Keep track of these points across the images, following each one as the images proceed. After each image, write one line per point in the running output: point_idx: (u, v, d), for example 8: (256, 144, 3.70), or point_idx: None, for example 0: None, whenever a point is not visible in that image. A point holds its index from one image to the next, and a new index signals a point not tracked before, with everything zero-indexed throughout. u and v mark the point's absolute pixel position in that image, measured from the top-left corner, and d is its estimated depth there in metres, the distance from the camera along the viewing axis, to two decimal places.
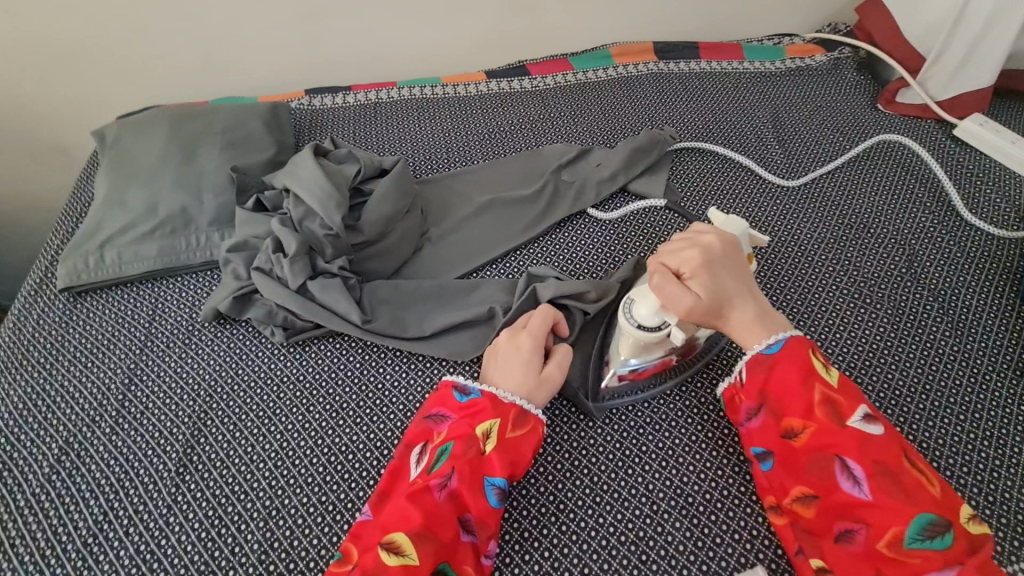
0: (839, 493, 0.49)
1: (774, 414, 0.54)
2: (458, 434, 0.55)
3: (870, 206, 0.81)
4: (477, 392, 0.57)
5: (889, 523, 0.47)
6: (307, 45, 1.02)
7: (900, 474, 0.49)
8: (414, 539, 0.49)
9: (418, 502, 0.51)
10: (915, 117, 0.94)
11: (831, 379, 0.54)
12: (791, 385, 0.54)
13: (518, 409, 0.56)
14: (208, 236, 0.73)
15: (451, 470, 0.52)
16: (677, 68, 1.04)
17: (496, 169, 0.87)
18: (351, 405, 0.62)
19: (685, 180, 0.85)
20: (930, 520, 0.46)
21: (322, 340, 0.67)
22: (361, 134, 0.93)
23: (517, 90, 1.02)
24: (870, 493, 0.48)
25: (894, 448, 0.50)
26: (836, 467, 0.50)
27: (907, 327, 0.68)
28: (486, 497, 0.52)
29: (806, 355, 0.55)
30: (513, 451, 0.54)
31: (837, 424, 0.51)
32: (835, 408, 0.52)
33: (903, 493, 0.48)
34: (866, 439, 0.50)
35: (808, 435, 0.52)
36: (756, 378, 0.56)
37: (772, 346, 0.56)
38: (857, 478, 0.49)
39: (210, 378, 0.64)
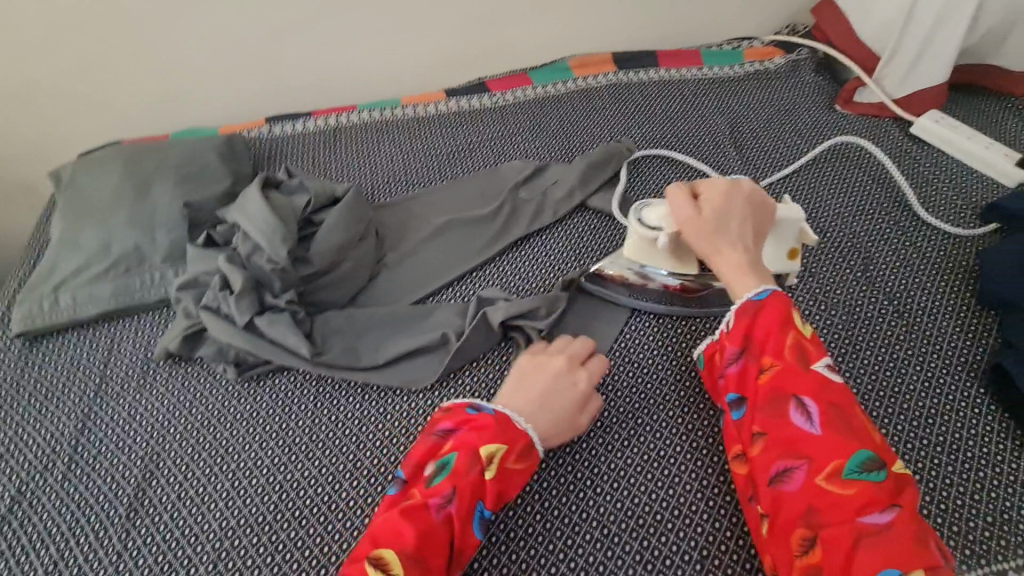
0: (790, 428, 0.49)
1: (751, 358, 0.54)
2: (461, 449, 0.53)
3: (828, 210, 0.81)
4: (492, 411, 0.56)
5: (828, 458, 0.47)
6: (265, 73, 1.02)
7: (849, 415, 0.49)
8: (404, 562, 0.47)
9: (413, 517, 0.49)
10: (875, 117, 0.93)
11: (804, 330, 0.54)
12: (766, 330, 0.54)
13: (526, 442, 0.55)
14: (162, 274, 0.73)
15: (450, 489, 0.51)
16: (637, 78, 1.05)
17: (454, 190, 0.87)
18: (304, 440, 0.62)
19: (643, 192, 0.85)
20: (869, 459, 0.46)
21: (274, 374, 0.66)
22: (320, 161, 0.93)
23: (476, 108, 1.02)
24: (820, 430, 0.48)
25: (848, 395, 0.50)
26: (792, 405, 0.50)
27: (862, 332, 0.68)
28: (474, 527, 0.51)
29: (786, 304, 0.55)
30: (509, 482, 0.53)
31: (802, 366, 0.51)
32: (803, 353, 0.52)
33: (850, 433, 0.48)
34: (825, 382, 0.50)
35: (774, 373, 0.52)
36: (743, 323, 0.55)
37: (760, 292, 0.56)
38: (809, 415, 0.49)
39: (163, 419, 0.64)
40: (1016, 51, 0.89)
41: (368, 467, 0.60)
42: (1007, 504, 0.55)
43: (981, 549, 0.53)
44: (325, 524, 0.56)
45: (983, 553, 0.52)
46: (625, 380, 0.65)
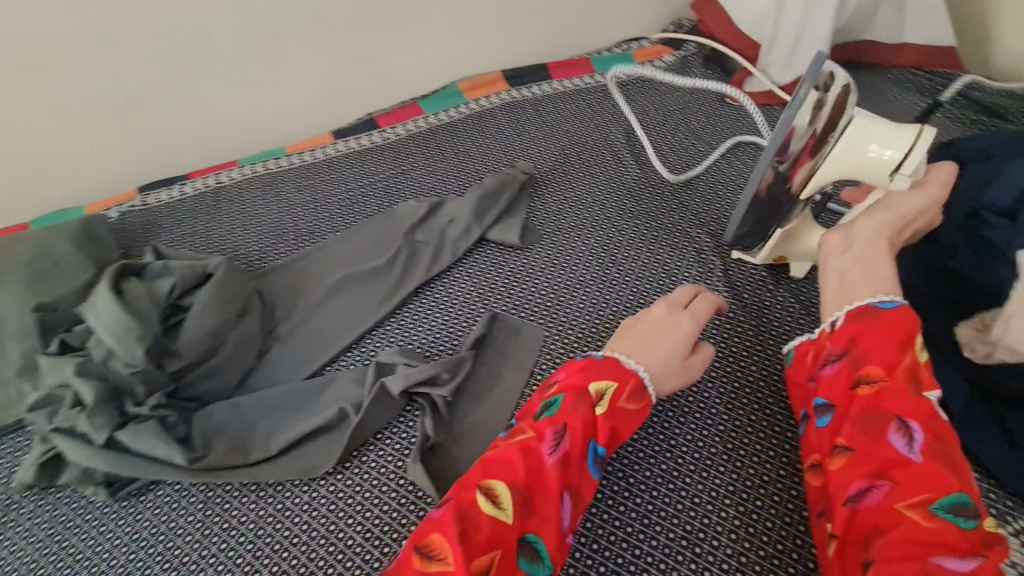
0: (884, 448, 0.44)
1: (852, 364, 0.49)
2: (570, 387, 0.53)
3: (727, 211, 0.79)
4: (601, 356, 0.57)
5: (919, 488, 0.42)
6: (130, 139, 0.94)
7: (954, 454, 0.44)
8: (515, 495, 0.46)
9: (527, 451, 0.49)
10: (767, 105, 0.94)
11: (921, 356, 0.48)
12: (884, 340, 0.48)
13: (636, 382, 0.55)
14: (18, 389, 0.66)
15: (560, 424, 0.50)
16: (530, 94, 1.02)
17: (346, 241, 0.82)
18: (194, 557, 0.56)
19: (544, 216, 0.81)
20: (965, 502, 0.41)
21: (157, 486, 0.60)
22: (201, 229, 0.87)
23: (367, 147, 0.97)
24: (918, 458, 0.43)
25: (954, 432, 0.45)
26: (893, 425, 0.45)
27: (770, 337, 0.67)
28: (588, 466, 0.50)
29: (913, 324, 0.48)
30: (621, 420, 0.54)
31: (913, 391, 0.46)
32: (917, 378, 0.47)
33: (951, 471, 0.43)
34: (937, 413, 0.45)
35: (879, 390, 0.47)
36: (852, 326, 0.50)
37: (885, 301, 0.50)
38: (910, 439, 0.44)
39: (30, 560, 0.57)
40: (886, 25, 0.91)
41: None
42: None
43: None
44: None
45: None
46: None
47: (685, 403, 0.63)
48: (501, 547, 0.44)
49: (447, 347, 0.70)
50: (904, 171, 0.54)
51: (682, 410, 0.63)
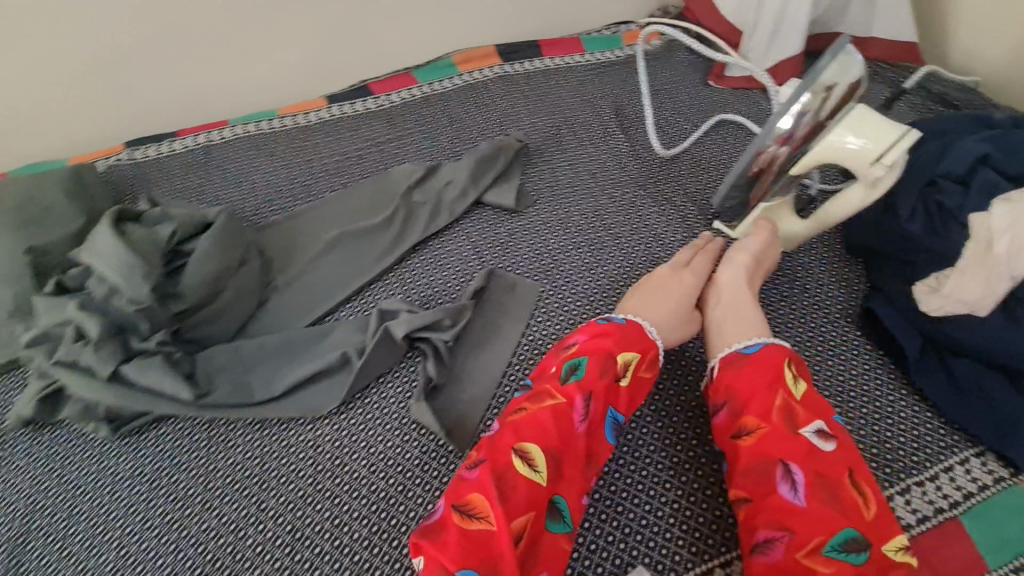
0: (772, 497, 0.47)
1: (734, 412, 0.53)
2: (595, 352, 0.55)
3: (711, 181, 0.84)
4: (624, 321, 0.60)
5: (811, 534, 0.45)
6: (117, 93, 0.92)
7: (839, 489, 0.46)
8: (548, 456, 0.49)
9: (559, 414, 0.51)
10: (745, 89, 0.98)
11: (798, 391, 0.51)
12: (757, 386, 0.52)
13: (655, 350, 0.59)
14: (10, 331, 0.65)
15: (586, 390, 0.53)
16: (523, 68, 1.04)
17: (342, 200, 0.82)
18: (200, 490, 0.57)
19: (538, 182, 0.85)
20: (852, 537, 0.44)
21: (157, 424, 0.60)
22: (193, 184, 0.86)
23: (361, 112, 0.97)
24: (803, 501, 0.46)
25: (841, 463, 0.47)
26: (777, 471, 0.48)
27: (751, 293, 0.72)
28: (604, 433, 0.54)
29: (780, 360, 0.53)
30: (637, 387, 0.57)
31: (790, 431, 0.49)
32: (791, 416, 0.50)
33: (836, 508, 0.45)
34: (814, 451, 0.48)
35: (758, 437, 0.50)
36: (727, 376, 0.55)
37: (750, 346, 0.56)
38: (794, 484, 0.47)
39: (29, 496, 0.57)
40: (857, 17, 0.97)
41: (275, 506, 0.56)
42: (889, 433, 0.59)
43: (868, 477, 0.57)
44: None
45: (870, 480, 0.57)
46: None
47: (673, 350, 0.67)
48: (534, 508, 0.47)
49: (448, 299, 0.72)
50: (885, 161, 0.58)
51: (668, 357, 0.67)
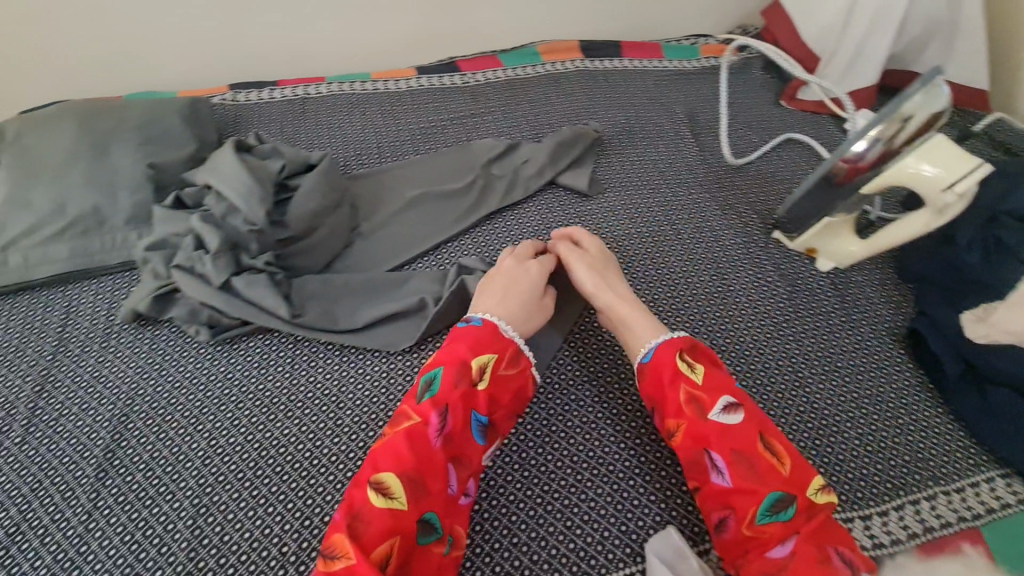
0: (708, 484, 0.54)
1: (660, 414, 0.58)
2: (449, 364, 0.56)
3: (773, 194, 0.88)
4: (481, 321, 0.60)
5: (746, 506, 0.51)
6: (229, 38, 0.99)
7: (754, 458, 0.53)
8: (407, 481, 0.49)
9: (413, 436, 0.52)
10: (815, 113, 1.02)
11: (696, 378, 0.57)
12: (666, 384, 0.58)
13: (515, 348, 0.60)
14: (125, 236, 0.71)
15: (441, 403, 0.54)
16: (602, 66, 1.09)
17: (426, 164, 0.88)
18: (283, 400, 0.63)
19: (609, 173, 0.89)
20: (778, 498, 0.51)
21: (249, 337, 0.67)
22: (289, 130, 0.92)
23: (448, 86, 1.03)
24: (730, 482, 0.52)
25: (749, 435, 0.54)
26: (706, 460, 0.54)
27: (803, 301, 0.75)
28: (472, 436, 0.55)
29: (673, 356, 0.59)
30: (501, 386, 0.58)
31: (700, 418, 0.55)
32: (699, 403, 0.56)
33: (757, 478, 0.52)
34: (724, 431, 0.54)
35: (681, 433, 0.56)
36: (645, 384, 0.60)
37: (648, 351, 0.61)
38: (720, 467, 0.53)
39: (131, 382, 0.63)
40: (933, 59, 1.00)
41: (350, 424, 0.61)
42: (922, 446, 0.63)
43: (899, 481, 0.60)
44: (308, 478, 0.57)
45: (901, 485, 0.60)
46: (597, 343, 0.70)
47: (724, 341, 0.71)
48: (399, 532, 0.47)
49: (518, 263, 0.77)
50: (956, 189, 0.61)
51: (720, 348, 0.71)
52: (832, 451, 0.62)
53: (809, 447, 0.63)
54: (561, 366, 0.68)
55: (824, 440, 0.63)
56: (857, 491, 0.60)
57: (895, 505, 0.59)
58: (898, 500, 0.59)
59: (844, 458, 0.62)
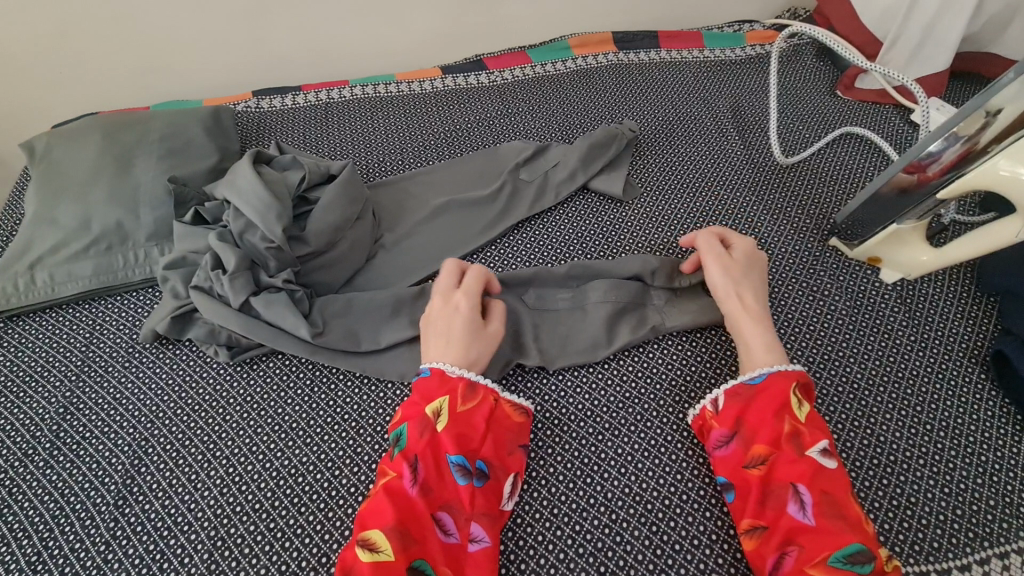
0: (784, 518, 0.49)
1: (742, 442, 0.54)
2: (411, 416, 0.55)
3: (831, 196, 0.80)
4: (428, 371, 0.58)
5: (819, 548, 0.47)
6: (250, 43, 0.97)
7: (844, 506, 0.48)
8: (392, 537, 0.47)
9: (394, 493, 0.50)
10: (874, 104, 0.92)
11: (802, 412, 0.53)
12: (765, 414, 0.54)
13: (466, 383, 0.57)
14: (147, 252, 0.70)
15: (412, 455, 0.52)
16: (638, 59, 1.02)
17: (452, 169, 0.84)
18: (301, 425, 0.60)
19: (646, 175, 0.83)
20: (857, 550, 0.46)
21: (270, 358, 0.65)
22: (311, 137, 0.90)
23: (474, 86, 0.98)
24: (812, 520, 0.48)
25: (842, 483, 0.50)
26: (788, 495, 0.49)
27: (865, 318, 0.67)
28: (452, 478, 0.52)
29: (785, 386, 0.54)
30: (465, 426, 0.55)
31: (797, 453, 0.51)
32: (799, 439, 0.52)
33: (845, 525, 0.47)
34: (819, 470, 0.50)
35: (769, 463, 0.51)
36: (735, 405, 0.56)
37: (755, 376, 0.56)
38: (802, 504, 0.49)
39: (151, 405, 0.62)
40: (1015, 40, 0.89)
41: (370, 452, 0.58)
42: (1008, 488, 0.55)
43: (983, 531, 0.53)
44: (326, 511, 0.55)
45: (986, 535, 0.53)
46: (632, 365, 0.65)
47: None
48: None
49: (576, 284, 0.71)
50: None
51: None
52: (903, 492, 0.55)
53: (872, 487, 0.56)
54: (593, 391, 0.63)
55: (894, 479, 0.56)
56: (932, 539, 0.53)
57: (978, 559, 0.51)
58: (982, 553, 0.52)
59: (915, 502, 0.55)
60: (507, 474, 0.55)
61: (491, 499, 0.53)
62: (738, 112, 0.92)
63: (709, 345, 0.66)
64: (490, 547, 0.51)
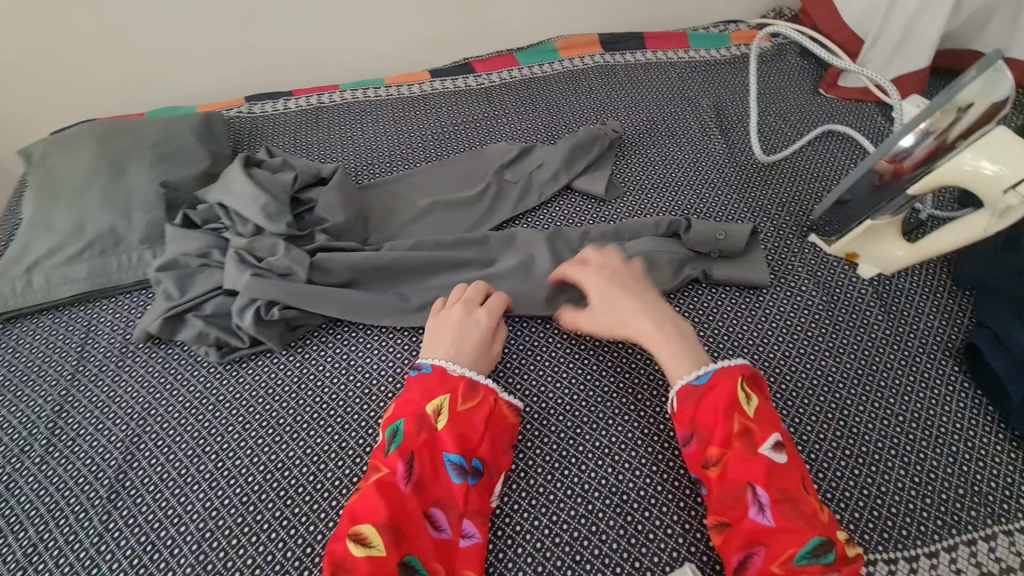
0: (744, 522, 0.50)
1: (699, 444, 0.54)
2: (409, 412, 0.56)
3: (811, 194, 0.81)
4: (430, 366, 0.60)
5: (783, 546, 0.48)
6: (243, 49, 1.00)
7: (800, 500, 0.49)
8: (382, 531, 0.49)
9: (383, 488, 0.52)
10: (857, 101, 0.93)
11: (750, 409, 0.54)
12: (717, 413, 0.54)
13: (467, 382, 0.59)
14: (140, 255, 0.72)
15: (408, 451, 0.54)
16: (623, 60, 1.03)
17: (439, 171, 0.86)
18: (288, 421, 0.62)
19: (629, 174, 0.85)
20: (819, 542, 0.47)
21: (259, 356, 0.66)
22: (302, 140, 0.92)
23: (462, 89, 1.00)
24: (772, 521, 0.49)
25: (795, 477, 0.51)
26: (746, 496, 0.50)
27: (842, 312, 0.69)
28: (447, 476, 0.54)
29: (732, 384, 0.55)
30: (465, 425, 0.56)
31: (750, 452, 0.51)
32: (749, 438, 0.52)
33: (803, 520, 0.49)
34: (773, 469, 0.50)
35: (723, 466, 0.52)
36: (686, 410, 0.56)
37: (701, 376, 0.56)
38: (761, 505, 0.50)
39: (144, 402, 0.64)
40: (996, 37, 0.90)
41: (354, 447, 0.60)
42: (978, 477, 0.56)
43: (952, 519, 0.54)
44: (311, 504, 0.56)
45: (954, 523, 0.54)
46: (611, 360, 0.66)
47: (753, 358, 0.65)
48: None
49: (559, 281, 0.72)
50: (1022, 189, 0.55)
51: None
52: (875, 482, 0.56)
53: (844, 477, 0.57)
54: (572, 385, 0.65)
55: (866, 470, 0.57)
56: (902, 527, 0.54)
57: (947, 547, 0.53)
58: (950, 540, 0.53)
59: (885, 490, 0.56)
60: (498, 472, 0.57)
61: (483, 495, 0.55)
62: (721, 112, 0.93)
63: None
64: (481, 543, 0.53)
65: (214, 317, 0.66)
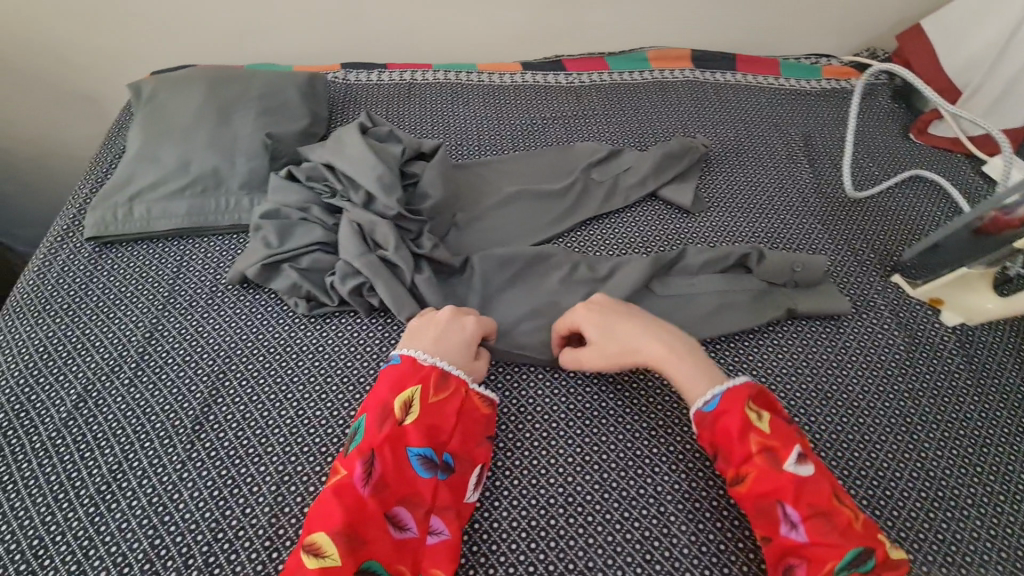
0: (777, 537, 0.50)
1: (722, 463, 0.54)
2: (371, 409, 0.56)
3: (896, 235, 0.81)
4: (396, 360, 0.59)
5: (824, 560, 0.47)
6: (345, 17, 1.02)
7: (832, 513, 0.49)
8: (337, 538, 0.47)
9: (341, 493, 0.50)
10: (947, 151, 0.92)
11: (763, 424, 0.54)
12: (731, 435, 0.54)
13: (439, 372, 0.58)
14: (238, 200, 0.74)
15: (369, 450, 0.53)
16: (713, 78, 1.03)
17: (526, 161, 0.87)
18: (368, 380, 0.63)
19: (713, 191, 0.85)
20: (857, 554, 0.47)
21: (344, 313, 0.68)
22: (394, 112, 0.93)
23: (552, 84, 1.01)
24: (806, 536, 0.48)
25: (822, 488, 0.50)
26: (777, 513, 0.50)
27: (923, 356, 0.68)
28: (412, 474, 0.52)
29: (740, 405, 0.54)
30: (434, 416, 0.56)
31: (774, 466, 0.51)
32: (771, 453, 0.52)
33: (837, 533, 0.48)
34: (798, 484, 0.50)
35: (750, 482, 0.52)
36: (704, 434, 0.56)
37: (711, 399, 0.56)
38: (793, 522, 0.49)
39: (231, 342, 0.65)
40: None
41: None
42: None
43: None
44: None
45: None
46: None
47: (831, 387, 0.66)
48: None
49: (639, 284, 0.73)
50: None
51: (823, 395, 0.65)
52: (949, 527, 0.56)
53: (919, 519, 0.57)
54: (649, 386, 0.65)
55: (941, 514, 0.57)
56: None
57: None
58: None
59: (959, 537, 0.56)
60: (473, 466, 0.56)
61: (453, 492, 0.53)
62: (809, 142, 0.93)
63: (765, 361, 0.68)
64: (450, 539, 0.51)
65: (308, 270, 0.68)
